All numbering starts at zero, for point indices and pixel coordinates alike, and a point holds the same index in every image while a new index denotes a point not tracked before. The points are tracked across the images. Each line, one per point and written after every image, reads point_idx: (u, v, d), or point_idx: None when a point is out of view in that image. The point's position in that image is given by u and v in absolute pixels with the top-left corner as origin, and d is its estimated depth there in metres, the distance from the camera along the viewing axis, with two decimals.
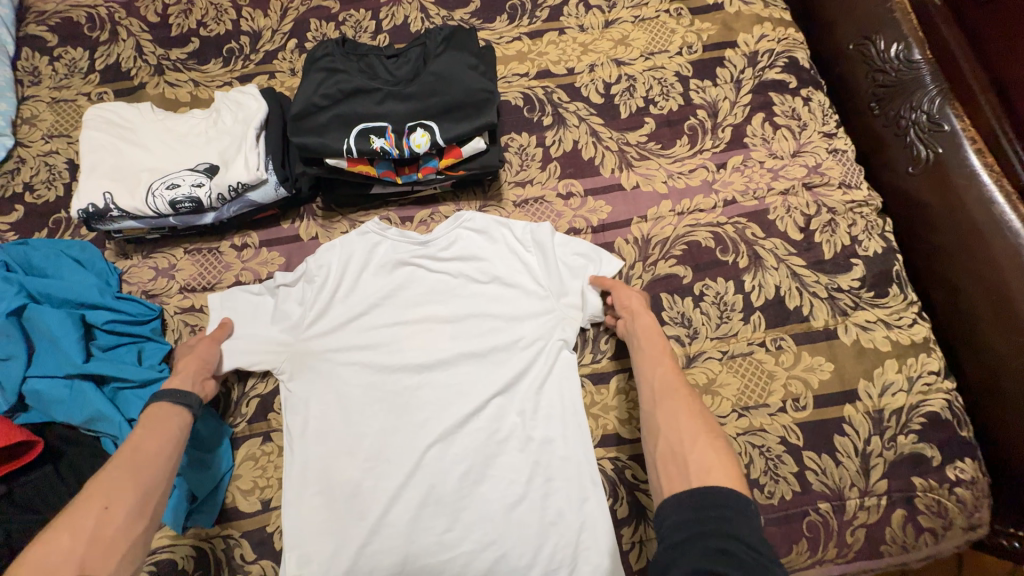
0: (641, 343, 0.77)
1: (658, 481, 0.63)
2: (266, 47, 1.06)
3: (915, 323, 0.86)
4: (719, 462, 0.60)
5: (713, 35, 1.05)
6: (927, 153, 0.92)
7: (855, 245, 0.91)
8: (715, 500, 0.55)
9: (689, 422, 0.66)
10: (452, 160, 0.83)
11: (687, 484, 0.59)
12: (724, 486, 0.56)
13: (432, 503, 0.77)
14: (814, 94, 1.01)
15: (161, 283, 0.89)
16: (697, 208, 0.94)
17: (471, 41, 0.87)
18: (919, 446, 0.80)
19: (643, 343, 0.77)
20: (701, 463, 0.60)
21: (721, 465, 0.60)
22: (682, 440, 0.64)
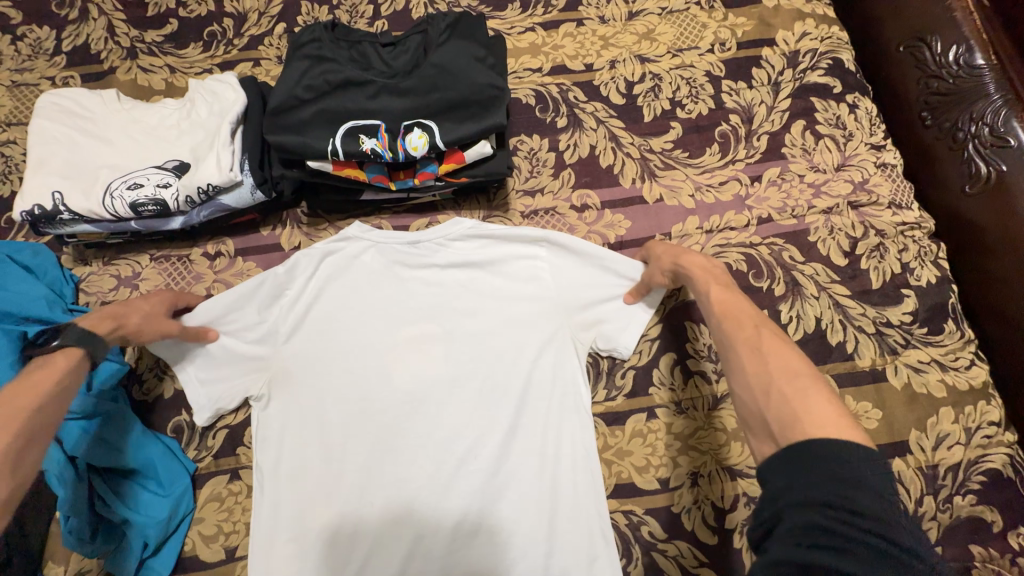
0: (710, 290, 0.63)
1: (755, 438, 0.49)
2: (251, 31, 0.95)
3: (973, 365, 0.76)
4: (833, 415, 0.46)
5: (749, 32, 0.95)
6: (989, 169, 0.81)
7: (906, 273, 0.80)
8: (820, 461, 0.42)
9: (782, 369, 0.51)
10: (454, 165, 0.73)
11: (777, 445, 0.46)
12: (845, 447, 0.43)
13: (422, 556, 0.67)
14: (860, 101, 0.91)
15: (123, 294, 0.79)
16: (727, 225, 0.83)
17: (479, 30, 0.76)
18: (978, 509, 0.70)
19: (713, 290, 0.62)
20: (789, 411, 0.47)
21: (816, 407, 0.46)
22: (779, 390, 0.49)
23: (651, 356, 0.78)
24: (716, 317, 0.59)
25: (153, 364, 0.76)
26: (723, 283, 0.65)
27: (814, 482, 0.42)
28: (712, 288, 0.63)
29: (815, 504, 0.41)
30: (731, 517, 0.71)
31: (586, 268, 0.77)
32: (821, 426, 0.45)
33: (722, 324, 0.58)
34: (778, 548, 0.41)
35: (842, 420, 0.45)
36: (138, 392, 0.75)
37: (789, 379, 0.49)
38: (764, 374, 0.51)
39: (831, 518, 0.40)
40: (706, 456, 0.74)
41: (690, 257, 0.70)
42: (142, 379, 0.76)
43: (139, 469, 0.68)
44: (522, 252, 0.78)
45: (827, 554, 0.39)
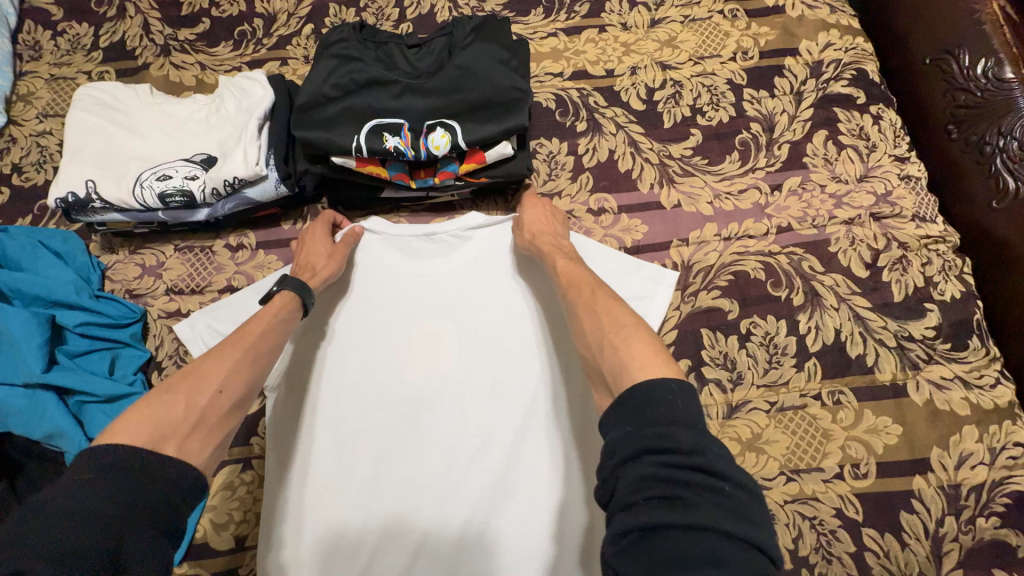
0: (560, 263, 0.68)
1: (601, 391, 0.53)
2: (280, 31, 0.98)
3: (997, 383, 0.74)
4: (657, 356, 0.50)
5: (772, 41, 0.94)
6: (1017, 184, 0.80)
7: (929, 287, 0.79)
8: (646, 393, 0.45)
9: (616, 327, 0.55)
10: (474, 165, 0.74)
11: (609, 393, 0.51)
12: (667, 380, 0.46)
13: (429, 554, 0.67)
14: (884, 112, 0.90)
15: (147, 282, 0.81)
16: (746, 233, 0.82)
17: (503, 34, 0.78)
18: (1002, 532, 0.67)
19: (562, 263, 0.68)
20: (618, 359, 0.51)
21: (637, 349, 0.51)
22: (610, 344, 0.53)
23: None
24: (564, 289, 0.65)
25: (173, 351, 0.76)
26: (569, 257, 0.70)
27: (636, 431, 0.43)
28: (559, 264, 0.68)
29: (643, 452, 0.42)
30: None
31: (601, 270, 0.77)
32: (640, 365, 0.49)
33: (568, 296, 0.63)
34: (621, 515, 0.40)
35: (659, 356, 0.50)
36: (156, 378, 0.75)
37: (617, 332, 0.54)
38: (598, 333, 0.55)
39: (666, 467, 0.40)
40: None
41: (544, 233, 0.74)
42: (161, 366, 0.76)
43: None
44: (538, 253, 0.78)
45: (667, 503, 0.39)
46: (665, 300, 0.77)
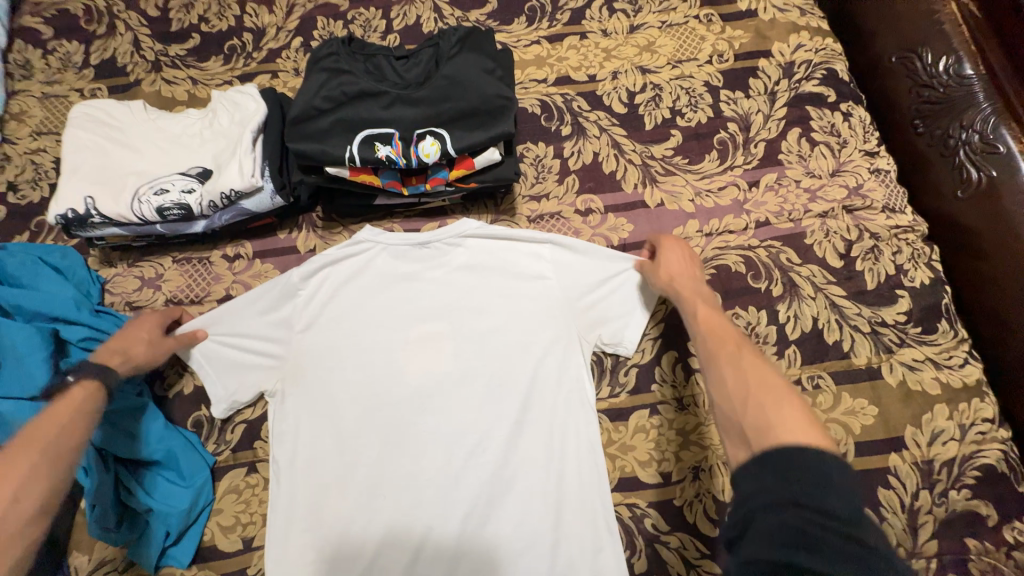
0: (702, 308, 0.69)
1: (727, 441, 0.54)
2: (269, 45, 1.00)
3: (966, 363, 0.79)
4: (807, 422, 0.51)
5: (746, 43, 0.99)
6: (980, 175, 0.85)
7: (900, 274, 0.83)
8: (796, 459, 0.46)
9: (762, 382, 0.56)
10: (463, 171, 0.76)
11: (748, 449, 0.51)
12: (820, 448, 0.47)
13: (431, 548, 0.70)
14: (854, 109, 0.94)
15: (147, 294, 0.83)
16: (726, 229, 0.86)
17: (488, 44, 0.80)
18: (973, 503, 0.72)
19: (704, 308, 0.69)
20: (763, 419, 0.52)
21: (789, 414, 0.51)
22: (757, 400, 0.54)
23: (653, 355, 0.81)
24: (702, 333, 0.66)
25: (175, 360, 0.79)
26: (709, 303, 0.71)
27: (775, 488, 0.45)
28: (700, 309, 0.69)
29: (784, 504, 0.43)
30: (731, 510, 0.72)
31: (590, 269, 0.81)
32: (791, 430, 0.49)
33: (703, 340, 0.64)
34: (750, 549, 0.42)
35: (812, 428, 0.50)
36: (160, 388, 0.78)
37: (766, 392, 0.54)
38: (743, 388, 0.56)
39: (806, 518, 0.42)
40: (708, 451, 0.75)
41: (684, 280, 0.76)
42: (164, 376, 0.79)
43: (162, 459, 0.71)
44: (528, 254, 0.82)
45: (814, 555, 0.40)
46: (652, 297, 0.80)
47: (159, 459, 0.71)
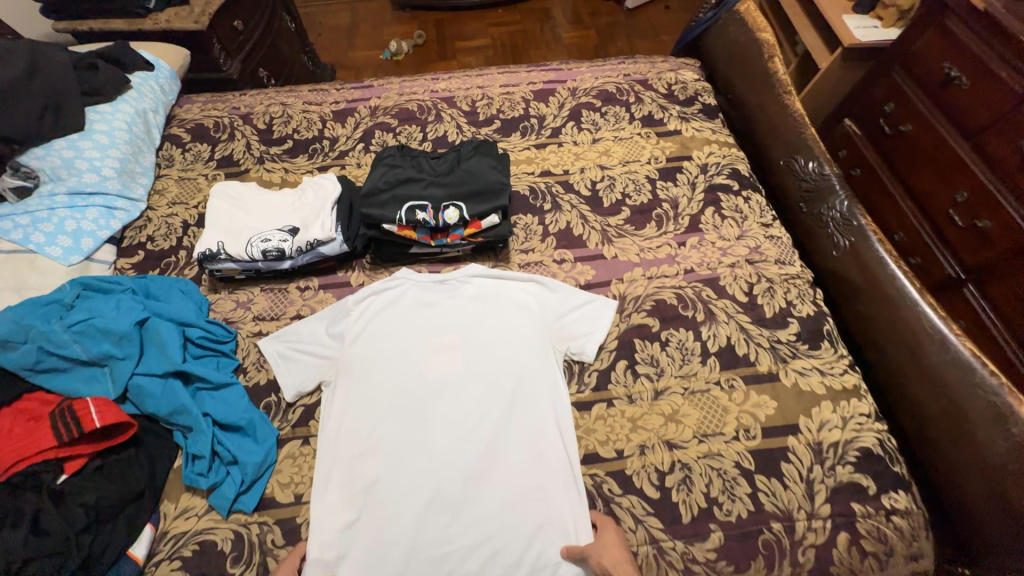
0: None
1: None
2: (341, 148, 1.44)
3: (845, 372, 1.05)
4: None
5: (674, 151, 1.41)
6: (844, 241, 1.23)
7: (790, 307, 1.13)
8: None
9: None
10: (473, 230, 1.12)
11: None
12: None
13: (437, 503, 0.91)
14: (752, 195, 1.32)
15: (240, 312, 1.13)
16: (662, 274, 1.19)
17: (493, 150, 1.21)
18: (856, 476, 0.93)
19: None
20: None
21: None
22: None
23: (608, 363, 1.08)
24: None
25: (257, 359, 1.07)
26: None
27: None
28: None
29: None
30: (669, 477, 0.93)
31: (562, 300, 1.14)
32: None
33: None
34: None
35: None
36: (243, 378, 1.05)
37: None
38: None
39: None
40: (650, 433, 0.98)
41: None
42: (246, 371, 1.06)
43: (244, 427, 0.96)
44: (517, 289, 1.16)
45: None
46: (608, 318, 1.11)
47: (242, 426, 0.95)
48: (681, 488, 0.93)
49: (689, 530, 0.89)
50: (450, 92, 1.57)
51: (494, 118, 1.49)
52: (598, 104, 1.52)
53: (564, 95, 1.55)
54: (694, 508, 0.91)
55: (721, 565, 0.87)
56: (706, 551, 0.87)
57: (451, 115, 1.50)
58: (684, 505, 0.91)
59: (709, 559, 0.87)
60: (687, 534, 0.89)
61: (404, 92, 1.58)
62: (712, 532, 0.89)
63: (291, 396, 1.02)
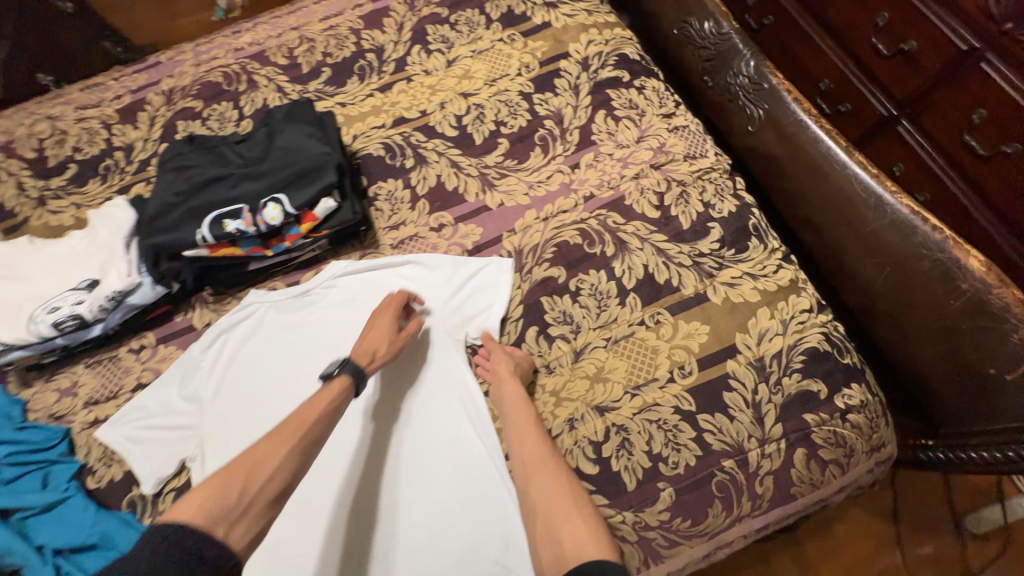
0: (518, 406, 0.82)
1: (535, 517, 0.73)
2: (140, 157, 1.12)
3: (779, 269, 0.91)
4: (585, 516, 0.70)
5: (547, 51, 1.14)
6: (758, 111, 1.04)
7: (709, 209, 0.96)
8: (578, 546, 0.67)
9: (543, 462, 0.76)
10: (310, 224, 0.88)
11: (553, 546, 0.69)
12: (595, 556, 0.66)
13: (357, 552, 0.78)
14: (647, 82, 1.09)
15: (66, 402, 0.90)
16: (560, 211, 0.99)
17: (309, 112, 0.93)
18: (805, 383, 0.83)
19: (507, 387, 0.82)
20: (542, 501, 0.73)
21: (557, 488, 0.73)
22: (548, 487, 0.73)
23: (518, 334, 0.91)
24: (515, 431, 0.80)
25: (102, 453, 0.87)
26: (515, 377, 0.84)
27: None
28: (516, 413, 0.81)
29: None
30: (605, 447, 0.81)
31: (450, 278, 0.95)
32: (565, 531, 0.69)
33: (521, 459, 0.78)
34: None
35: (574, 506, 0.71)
36: (90, 481, 0.85)
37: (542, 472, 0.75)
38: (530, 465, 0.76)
39: None
40: (577, 402, 0.85)
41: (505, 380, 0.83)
42: (93, 470, 0.86)
43: (97, 542, 0.79)
44: (396, 278, 0.96)
45: None
46: (508, 281, 0.94)
47: (94, 543, 0.78)
48: (620, 455, 0.81)
49: (637, 497, 0.79)
50: (259, 45, 1.22)
51: (321, 67, 1.17)
52: (445, 13, 1.20)
53: (401, 11, 1.22)
54: (638, 471, 0.80)
55: (677, 523, 0.78)
56: (658, 514, 0.78)
57: (267, 76, 1.17)
58: (626, 472, 0.80)
59: (663, 521, 0.78)
60: (635, 502, 0.79)
61: (201, 61, 1.22)
62: (661, 492, 0.79)
63: (152, 486, 0.84)
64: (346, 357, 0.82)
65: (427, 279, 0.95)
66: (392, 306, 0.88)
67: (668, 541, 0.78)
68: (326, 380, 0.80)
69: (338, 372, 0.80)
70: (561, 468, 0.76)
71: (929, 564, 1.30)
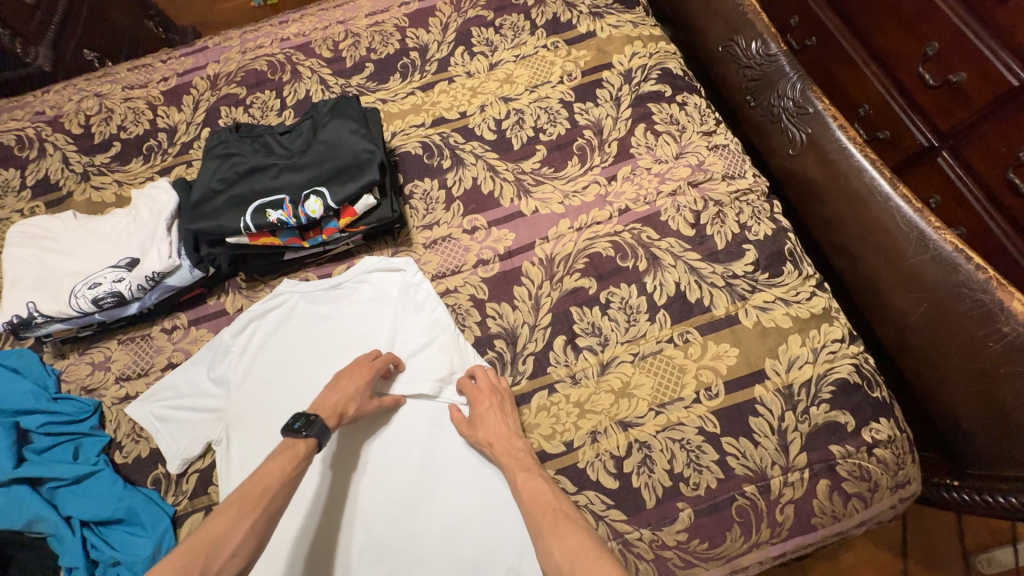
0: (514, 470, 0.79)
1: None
2: (182, 139, 1.14)
3: (812, 296, 0.90)
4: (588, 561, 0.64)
5: (590, 61, 1.14)
6: (800, 134, 1.03)
7: (744, 231, 0.96)
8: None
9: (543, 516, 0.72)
10: (349, 218, 0.88)
11: None
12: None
13: (372, 549, 0.81)
14: (689, 99, 1.09)
15: (98, 376, 0.92)
16: (594, 221, 0.99)
17: (354, 107, 0.95)
18: (833, 414, 0.82)
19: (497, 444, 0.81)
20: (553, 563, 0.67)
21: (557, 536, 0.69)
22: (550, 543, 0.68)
23: (545, 343, 0.91)
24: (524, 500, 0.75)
25: (130, 430, 0.88)
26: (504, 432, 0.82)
27: None
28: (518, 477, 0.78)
29: None
30: (627, 462, 0.81)
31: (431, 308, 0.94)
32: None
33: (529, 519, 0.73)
34: None
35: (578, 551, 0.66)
36: (119, 456, 0.87)
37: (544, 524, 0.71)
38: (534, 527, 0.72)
39: None
40: (601, 416, 0.85)
41: (496, 434, 0.81)
42: (122, 445, 0.88)
43: (125, 517, 0.80)
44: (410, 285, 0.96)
45: None
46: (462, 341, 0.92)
47: (122, 518, 0.80)
48: (641, 471, 0.81)
49: (656, 515, 0.79)
50: (305, 36, 1.23)
51: (364, 62, 1.18)
52: (490, 16, 1.20)
53: (446, 12, 1.22)
54: (658, 489, 0.80)
55: (694, 545, 0.78)
56: (676, 534, 0.78)
57: (311, 68, 1.19)
58: (646, 489, 0.80)
59: (680, 541, 0.78)
60: (653, 520, 0.79)
61: (247, 48, 1.23)
62: (680, 512, 0.79)
63: (175, 469, 0.85)
64: (313, 416, 0.78)
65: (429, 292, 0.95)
66: (369, 371, 0.84)
67: (684, 562, 0.78)
68: (286, 436, 0.77)
69: (304, 432, 0.76)
70: (559, 519, 0.71)
71: None
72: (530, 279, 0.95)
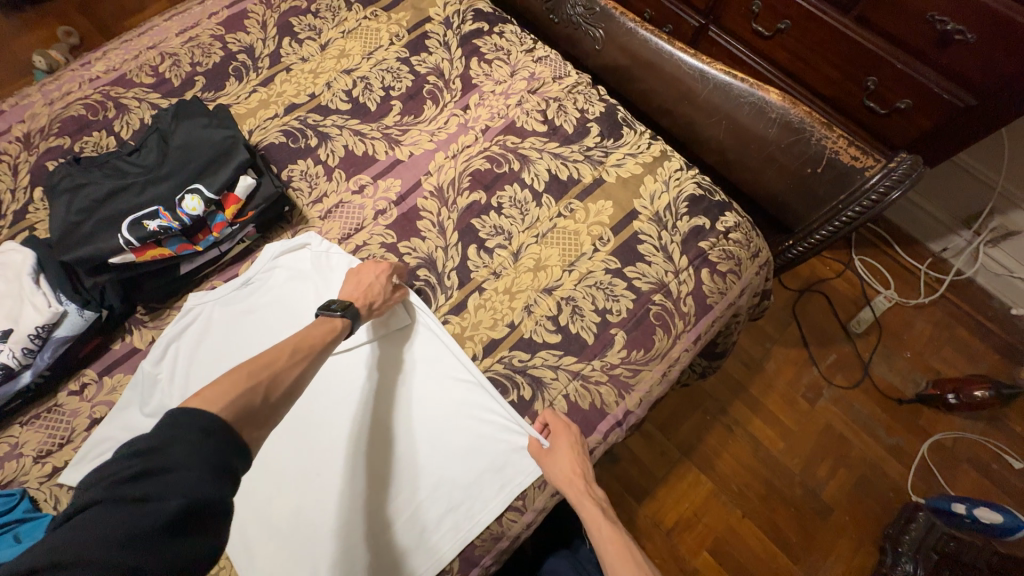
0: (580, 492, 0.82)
1: None
2: (11, 208, 1.04)
3: (650, 144, 1.11)
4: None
5: (410, 19, 1.25)
6: (598, 32, 1.25)
7: (584, 114, 1.14)
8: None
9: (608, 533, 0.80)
10: (234, 206, 0.91)
11: None
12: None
13: (373, 483, 0.82)
14: (505, 28, 1.25)
15: (11, 467, 0.83)
16: (465, 146, 1.11)
17: (197, 108, 0.96)
18: (694, 221, 1.04)
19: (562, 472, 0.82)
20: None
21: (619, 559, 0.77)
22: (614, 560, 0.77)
23: (461, 256, 1.01)
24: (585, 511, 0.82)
25: None
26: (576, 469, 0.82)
27: None
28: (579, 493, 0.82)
29: None
30: (561, 316, 0.95)
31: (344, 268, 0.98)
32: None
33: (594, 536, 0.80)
34: None
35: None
36: None
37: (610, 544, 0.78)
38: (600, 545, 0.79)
39: None
40: (528, 292, 0.97)
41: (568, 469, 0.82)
42: None
43: None
44: (318, 255, 0.99)
45: None
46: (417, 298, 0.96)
47: None
48: (575, 319, 0.95)
49: (598, 346, 0.94)
50: (116, 70, 1.18)
51: (192, 76, 1.17)
52: (304, 4, 1.26)
53: (259, 12, 1.25)
54: (592, 327, 0.95)
55: (633, 355, 0.94)
56: (618, 354, 0.93)
57: (137, 97, 1.14)
58: (583, 330, 0.94)
59: (623, 357, 0.94)
60: (598, 350, 0.93)
61: (53, 98, 1.15)
62: (614, 336, 0.94)
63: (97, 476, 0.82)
64: (347, 301, 0.84)
65: (336, 255, 0.99)
66: (389, 267, 0.94)
67: (631, 371, 0.93)
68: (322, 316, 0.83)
69: (340, 311, 0.82)
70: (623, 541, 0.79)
71: (836, 368, 1.60)
72: (428, 211, 1.04)
